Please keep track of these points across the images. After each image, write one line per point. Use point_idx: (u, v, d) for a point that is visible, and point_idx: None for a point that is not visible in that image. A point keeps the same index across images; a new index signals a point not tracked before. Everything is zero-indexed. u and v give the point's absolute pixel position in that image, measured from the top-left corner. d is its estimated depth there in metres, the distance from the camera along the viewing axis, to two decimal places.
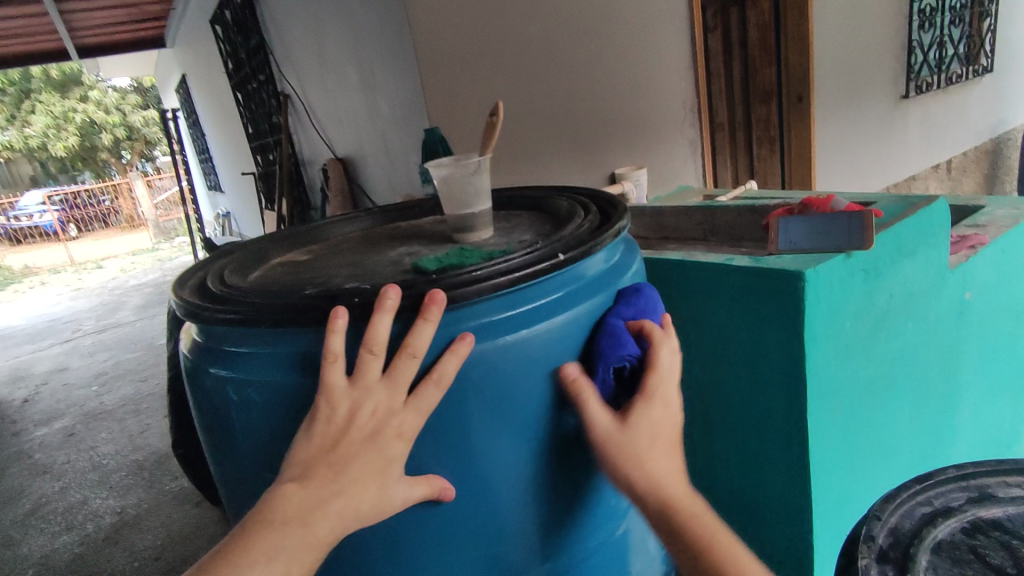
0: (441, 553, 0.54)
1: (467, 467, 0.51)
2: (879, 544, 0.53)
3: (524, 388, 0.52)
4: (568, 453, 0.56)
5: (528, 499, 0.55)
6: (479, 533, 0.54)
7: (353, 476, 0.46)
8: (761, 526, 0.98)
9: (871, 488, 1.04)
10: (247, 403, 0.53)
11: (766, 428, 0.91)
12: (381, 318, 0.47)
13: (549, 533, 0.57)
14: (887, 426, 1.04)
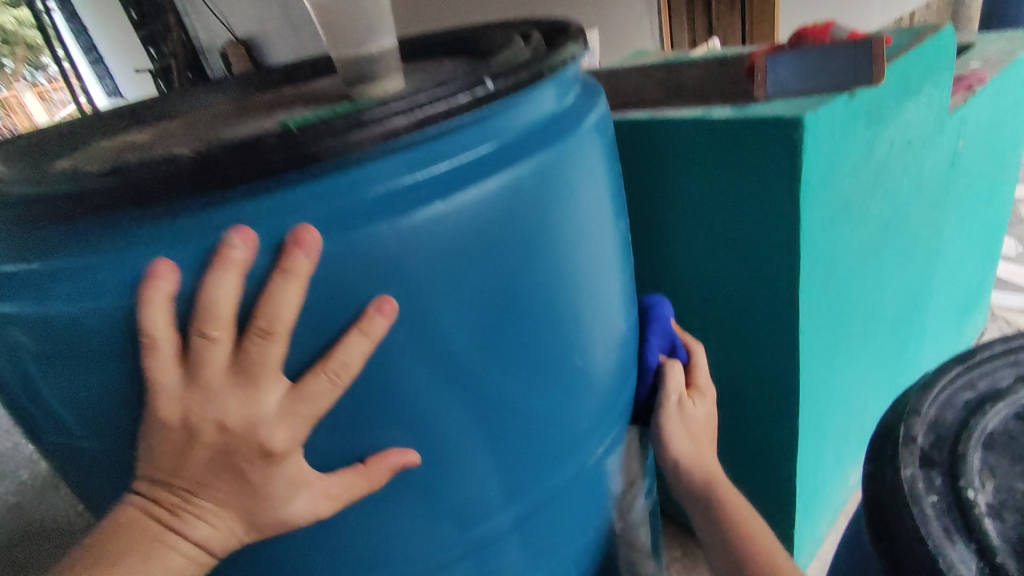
0: (372, 537, 0.40)
1: (390, 424, 0.35)
2: (921, 446, 0.42)
3: (460, 294, 0.35)
4: (527, 376, 0.40)
5: (478, 443, 0.40)
6: (412, 495, 0.39)
7: (207, 472, 0.31)
8: (745, 417, 0.90)
9: (853, 362, 0.96)
10: (23, 371, 0.35)
11: (752, 309, 0.79)
12: (223, 280, 0.29)
13: (513, 472, 0.43)
14: (875, 295, 0.95)
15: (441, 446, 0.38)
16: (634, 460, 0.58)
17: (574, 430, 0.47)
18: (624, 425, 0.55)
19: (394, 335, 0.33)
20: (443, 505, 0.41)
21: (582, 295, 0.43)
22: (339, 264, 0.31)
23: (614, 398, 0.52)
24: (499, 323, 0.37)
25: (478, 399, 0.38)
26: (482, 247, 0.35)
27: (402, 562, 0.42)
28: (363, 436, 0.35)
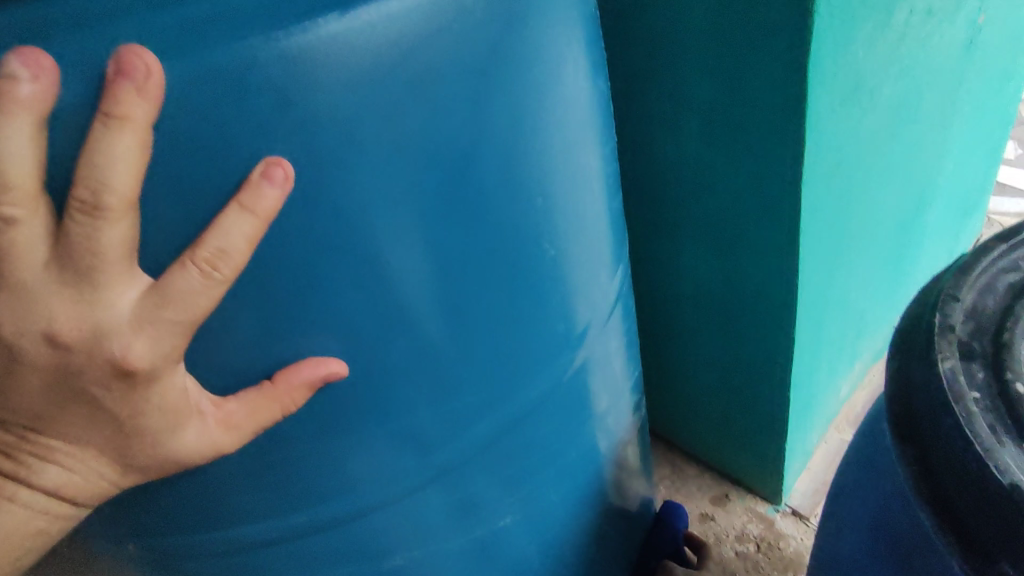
0: (302, 460, 0.35)
1: (296, 315, 0.30)
2: (960, 336, 0.35)
3: (368, 161, 0.28)
4: (480, 263, 0.34)
5: (423, 341, 0.34)
6: (344, 405, 0.34)
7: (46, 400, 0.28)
8: (733, 327, 0.85)
9: (851, 267, 0.90)
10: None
11: (745, 209, 0.71)
12: (11, 124, 0.23)
13: (469, 385, 0.37)
14: (877, 193, 0.87)
15: (368, 353, 0.33)
16: (621, 372, 0.51)
17: (546, 333, 0.40)
18: (607, 332, 0.48)
19: (287, 217, 0.27)
20: (380, 427, 0.36)
21: (540, 171, 0.35)
22: (184, 121, 0.25)
23: (593, 302, 0.44)
24: (426, 201, 0.30)
25: (408, 296, 0.32)
26: (399, 101, 0.28)
27: (337, 495, 0.37)
28: (258, 344, 0.30)
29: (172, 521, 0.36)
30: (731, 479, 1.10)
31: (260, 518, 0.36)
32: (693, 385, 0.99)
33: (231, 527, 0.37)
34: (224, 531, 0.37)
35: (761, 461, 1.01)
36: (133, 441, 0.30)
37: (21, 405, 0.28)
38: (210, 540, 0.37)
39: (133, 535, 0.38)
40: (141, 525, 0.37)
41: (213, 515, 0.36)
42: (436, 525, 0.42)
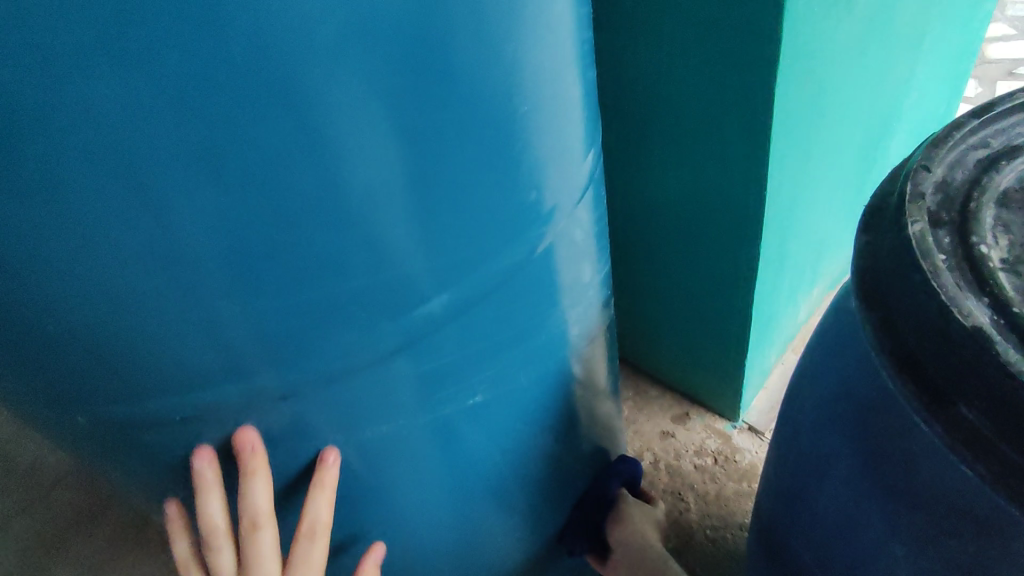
0: (282, 313, 0.37)
1: (278, 165, 0.32)
2: (930, 205, 0.35)
3: (341, 6, 0.29)
4: (448, 123, 0.36)
5: (397, 200, 0.36)
6: (322, 260, 0.36)
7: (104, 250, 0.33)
8: (703, 241, 0.86)
9: (816, 185, 0.91)
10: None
11: (711, 118, 0.73)
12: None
13: (441, 249, 0.40)
14: (844, 112, 0.88)
15: (344, 207, 0.35)
16: (590, 258, 0.54)
17: (514, 205, 0.42)
18: (578, 216, 0.50)
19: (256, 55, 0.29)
20: (355, 282, 0.38)
21: (509, 40, 0.36)
22: None
23: (564, 183, 0.46)
24: (394, 53, 0.32)
25: (383, 154, 0.34)
26: None
27: (314, 350, 0.40)
28: (235, 187, 0.32)
29: (154, 369, 0.38)
30: (691, 399, 1.14)
31: (241, 368, 0.39)
32: (653, 305, 1.02)
33: (250, 456, 0.44)
34: (208, 379, 0.39)
35: (721, 376, 1.05)
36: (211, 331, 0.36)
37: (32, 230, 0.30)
38: (189, 391, 0.40)
39: (107, 389, 0.40)
40: (114, 380, 0.39)
41: (202, 361, 0.38)
42: (408, 386, 0.45)
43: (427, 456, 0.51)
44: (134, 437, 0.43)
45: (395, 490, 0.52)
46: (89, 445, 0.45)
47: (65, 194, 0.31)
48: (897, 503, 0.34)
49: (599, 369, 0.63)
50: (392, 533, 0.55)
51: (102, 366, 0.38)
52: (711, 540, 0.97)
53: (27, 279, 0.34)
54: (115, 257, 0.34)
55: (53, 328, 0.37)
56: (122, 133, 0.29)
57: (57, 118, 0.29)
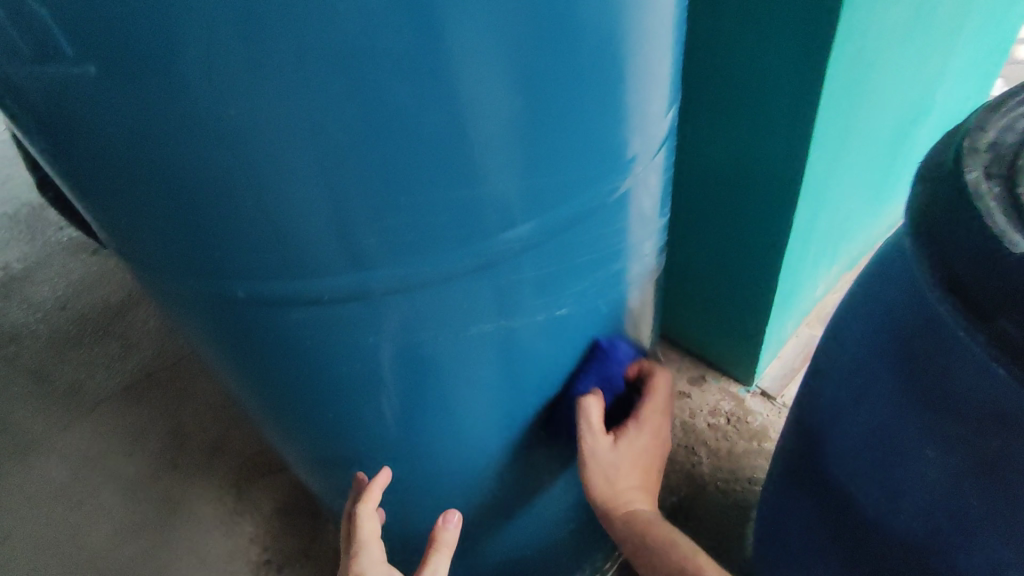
0: (392, 217, 0.40)
1: (421, 75, 0.35)
2: (985, 157, 0.40)
3: None
4: (569, 53, 0.38)
5: (510, 123, 0.39)
6: (437, 170, 0.39)
7: (268, 152, 0.36)
8: (741, 209, 0.91)
9: (849, 164, 0.96)
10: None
11: (767, 89, 0.77)
12: None
13: (536, 185, 0.43)
14: (884, 94, 0.92)
15: (464, 132, 0.38)
16: (654, 209, 0.56)
17: (606, 145, 0.45)
18: (653, 167, 0.53)
19: None
20: (462, 206, 0.41)
21: None
22: None
23: (648, 134, 0.49)
24: None
25: (509, 76, 0.37)
26: None
27: (418, 267, 0.44)
28: (386, 99, 0.35)
29: (283, 267, 0.43)
30: (708, 363, 1.20)
31: (348, 266, 0.43)
32: (684, 270, 1.07)
33: (354, 349, 0.49)
34: (326, 282, 0.43)
35: (742, 343, 1.10)
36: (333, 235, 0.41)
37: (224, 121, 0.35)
38: (309, 290, 0.44)
39: (238, 281, 0.44)
40: (246, 273, 0.44)
41: (327, 266, 0.42)
42: (486, 306, 0.48)
43: (498, 378, 0.56)
44: (254, 327, 0.48)
45: (465, 404, 0.57)
46: (210, 330, 0.51)
47: (245, 98, 0.34)
48: (941, 410, 0.41)
49: (646, 316, 0.67)
50: (456, 445, 0.61)
51: (249, 263, 0.43)
52: (721, 491, 1.04)
53: (195, 177, 0.37)
54: (274, 163, 0.37)
55: (202, 223, 0.40)
56: (305, 43, 0.32)
57: (248, 24, 0.31)
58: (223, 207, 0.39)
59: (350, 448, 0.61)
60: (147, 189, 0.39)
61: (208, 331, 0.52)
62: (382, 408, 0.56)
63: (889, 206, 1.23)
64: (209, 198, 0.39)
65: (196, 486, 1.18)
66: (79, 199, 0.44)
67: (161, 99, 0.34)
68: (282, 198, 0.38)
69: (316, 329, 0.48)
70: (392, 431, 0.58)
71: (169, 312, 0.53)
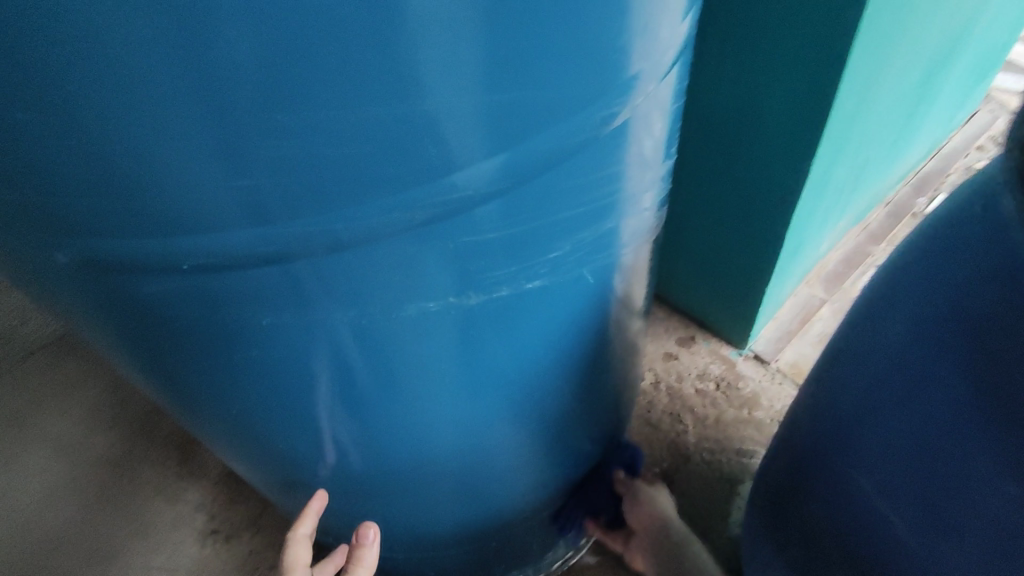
0: (285, 158, 0.28)
1: None
2: None
3: None
4: None
5: (460, 19, 0.26)
6: (342, 89, 0.26)
7: (80, 47, 0.24)
8: (748, 156, 0.79)
9: (875, 104, 0.83)
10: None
11: (792, 9, 0.63)
12: None
13: (496, 109, 0.30)
14: (924, 22, 0.78)
15: (379, 22, 0.25)
16: (657, 150, 0.44)
17: (603, 59, 0.32)
18: (660, 93, 0.39)
19: None
20: (387, 136, 0.28)
21: None
22: None
23: (656, 46, 0.35)
24: None
25: None
26: None
27: (329, 221, 0.31)
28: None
29: (134, 216, 0.30)
30: (698, 324, 1.11)
31: (230, 228, 0.31)
32: (679, 222, 0.96)
33: (257, 329, 0.38)
34: (196, 235, 0.31)
35: (737, 304, 1.01)
36: (199, 185, 0.29)
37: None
38: (177, 246, 0.32)
39: (79, 233, 0.32)
40: (86, 218, 0.31)
41: (196, 214, 0.30)
42: (436, 277, 0.37)
43: (453, 360, 0.44)
44: (119, 293, 0.36)
45: (415, 394, 0.46)
46: (63, 292, 0.38)
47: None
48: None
49: (641, 283, 0.55)
50: (405, 435, 0.50)
51: (91, 217, 0.31)
52: (707, 463, 0.97)
53: None
54: (94, 43, 0.24)
55: (13, 139, 0.28)
56: None
57: None
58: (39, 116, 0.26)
59: (275, 437, 0.50)
60: None
61: (66, 296, 0.39)
62: (310, 393, 0.44)
63: (905, 154, 1.11)
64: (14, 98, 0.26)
65: (137, 447, 1.08)
66: None
67: None
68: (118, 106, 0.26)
69: (203, 301, 0.36)
70: (322, 418, 0.47)
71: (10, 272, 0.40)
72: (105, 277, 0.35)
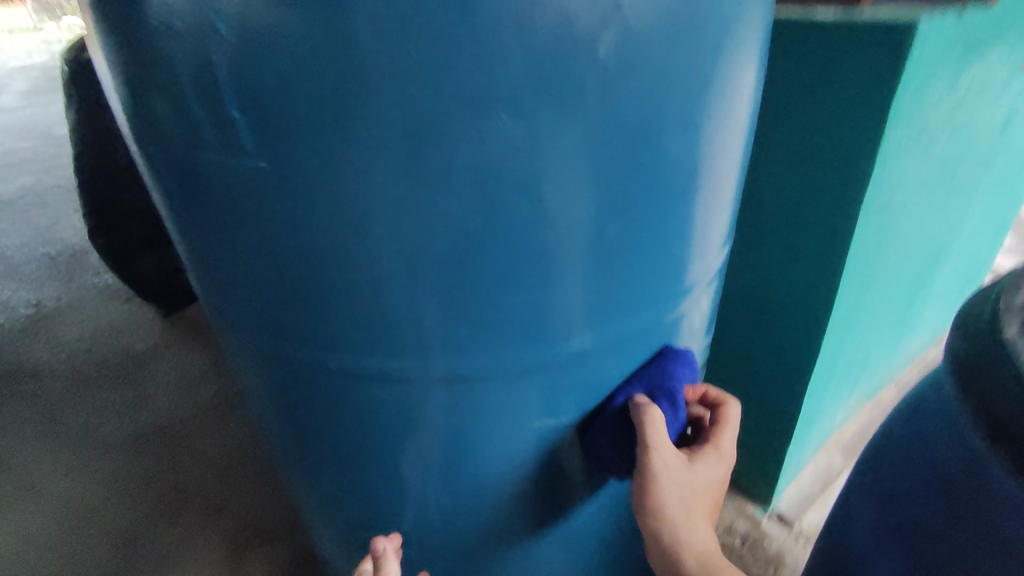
0: (462, 323, 0.45)
1: (512, 215, 0.40)
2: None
3: (598, 121, 0.37)
4: (643, 205, 0.43)
5: (583, 257, 0.43)
6: (509, 290, 0.43)
7: (364, 255, 0.41)
8: (766, 333, 0.95)
9: (873, 300, 1.00)
10: (203, 71, 0.35)
11: (800, 228, 0.83)
12: (406, 45, 0.33)
13: (601, 299, 0.47)
14: (908, 240, 0.97)
15: (540, 257, 0.42)
16: (700, 331, 0.60)
17: (664, 276, 0.49)
18: (704, 294, 0.56)
19: (544, 134, 0.37)
20: (536, 310, 0.45)
21: (705, 151, 0.44)
22: (521, 58, 0.34)
23: (701, 265, 0.53)
24: (621, 148, 0.39)
25: (589, 219, 0.42)
26: (636, 68, 0.36)
27: (481, 359, 0.47)
28: (507, 214, 0.39)
29: (355, 347, 0.46)
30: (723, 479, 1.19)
31: (413, 359, 0.47)
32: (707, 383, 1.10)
33: (401, 431, 0.52)
34: (394, 359, 0.47)
35: (760, 463, 1.10)
36: (400, 333, 0.45)
37: (333, 223, 0.39)
38: (376, 367, 0.48)
39: (313, 353, 0.48)
40: (325, 341, 0.47)
41: (401, 348, 0.46)
42: (534, 406, 0.52)
43: (532, 469, 0.58)
44: (317, 389, 0.51)
45: (498, 496, 0.59)
46: (275, 388, 0.55)
47: (381, 193, 0.38)
48: (983, 557, 0.43)
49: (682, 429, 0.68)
50: (481, 533, 0.62)
51: (329, 343, 0.47)
52: None
53: (300, 257, 0.42)
54: (373, 255, 0.41)
55: (295, 293, 0.44)
56: (420, 177, 0.37)
57: (370, 151, 0.36)
58: (327, 284, 0.42)
59: (383, 521, 0.62)
60: (257, 271, 0.44)
61: (272, 384, 0.55)
62: (423, 486, 0.57)
63: (906, 341, 1.26)
64: (316, 273, 0.42)
65: (186, 548, 1.15)
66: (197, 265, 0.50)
67: (292, 193, 0.38)
68: (385, 284, 0.42)
69: (375, 407, 0.51)
70: (420, 508, 0.59)
71: (241, 362, 0.57)
72: (312, 382, 0.51)
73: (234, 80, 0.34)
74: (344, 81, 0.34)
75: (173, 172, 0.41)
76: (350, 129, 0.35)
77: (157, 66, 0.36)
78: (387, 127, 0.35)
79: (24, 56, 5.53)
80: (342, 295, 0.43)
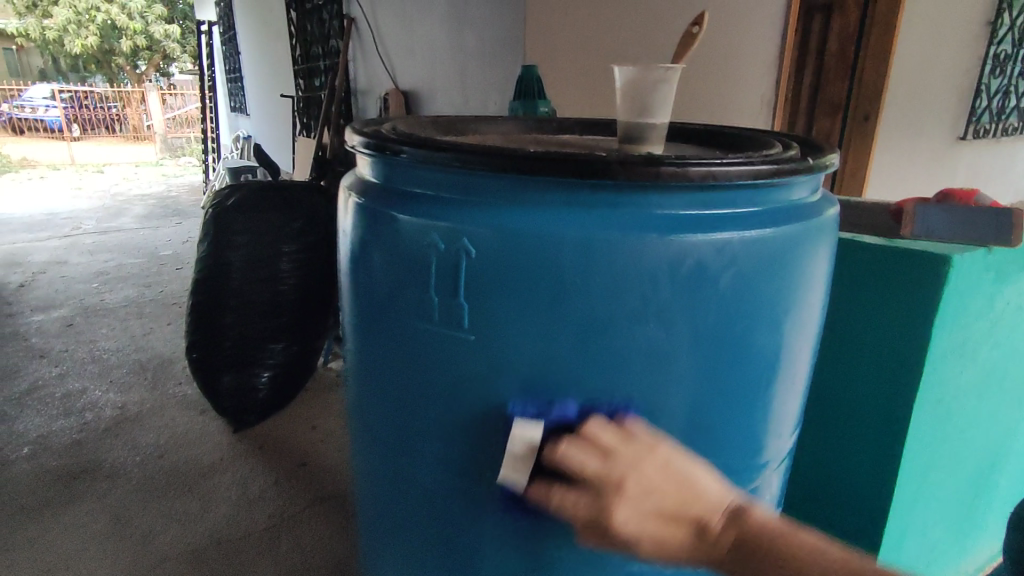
0: None
1: (634, 388, 0.51)
2: None
3: (706, 324, 0.50)
4: (734, 389, 0.54)
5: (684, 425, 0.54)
6: None
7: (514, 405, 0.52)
8: (826, 515, 0.98)
9: (934, 495, 1.02)
10: (442, 267, 0.50)
11: (858, 417, 0.91)
12: (580, 265, 0.48)
13: None
14: (963, 439, 1.02)
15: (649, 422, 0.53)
16: (771, 503, 0.66)
17: (746, 449, 0.58)
18: (776, 469, 0.64)
19: (667, 331, 0.50)
20: None
21: (784, 350, 0.56)
22: (658, 280, 0.48)
23: (775, 443, 0.62)
24: (721, 344, 0.51)
25: (692, 396, 0.52)
26: (738, 290, 0.50)
27: None
28: (632, 385, 0.51)
29: (486, 478, 0.56)
30: None
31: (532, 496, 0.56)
32: None
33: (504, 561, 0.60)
34: (518, 496, 0.56)
35: None
36: None
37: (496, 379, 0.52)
38: (499, 499, 0.57)
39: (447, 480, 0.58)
40: (462, 469, 0.57)
41: None
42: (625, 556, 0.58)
43: None
44: (444, 512, 0.61)
45: None
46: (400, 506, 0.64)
47: (538, 363, 0.50)
48: None
49: None
50: None
51: (464, 472, 0.57)
52: None
53: (465, 400, 0.54)
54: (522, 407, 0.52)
55: (452, 428, 0.56)
56: (570, 353, 0.50)
57: (538, 331, 0.50)
58: (486, 427, 0.54)
59: None
60: (425, 405, 0.56)
61: (399, 504, 0.65)
62: None
63: (971, 545, 1.23)
64: (473, 411, 0.54)
65: None
66: (366, 395, 0.63)
67: (473, 353, 0.52)
68: None
69: (487, 536, 0.59)
70: None
71: (375, 479, 0.68)
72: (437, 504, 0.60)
73: (453, 274, 0.49)
74: (532, 284, 0.48)
75: (395, 331, 0.56)
76: (536, 317, 0.49)
77: (410, 259, 0.52)
78: (554, 317, 0.49)
79: (145, 186, 6.39)
80: (488, 433, 0.54)
